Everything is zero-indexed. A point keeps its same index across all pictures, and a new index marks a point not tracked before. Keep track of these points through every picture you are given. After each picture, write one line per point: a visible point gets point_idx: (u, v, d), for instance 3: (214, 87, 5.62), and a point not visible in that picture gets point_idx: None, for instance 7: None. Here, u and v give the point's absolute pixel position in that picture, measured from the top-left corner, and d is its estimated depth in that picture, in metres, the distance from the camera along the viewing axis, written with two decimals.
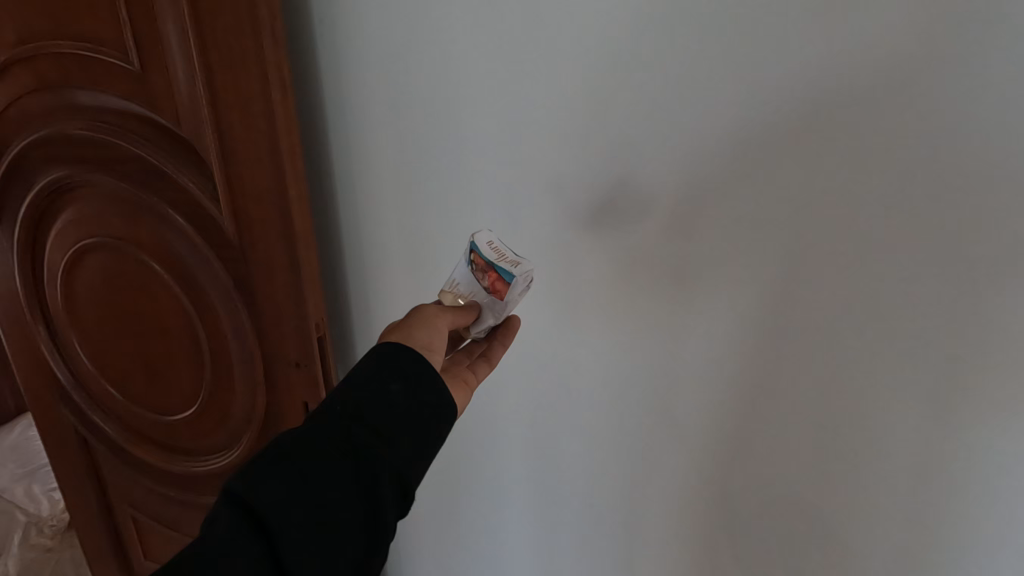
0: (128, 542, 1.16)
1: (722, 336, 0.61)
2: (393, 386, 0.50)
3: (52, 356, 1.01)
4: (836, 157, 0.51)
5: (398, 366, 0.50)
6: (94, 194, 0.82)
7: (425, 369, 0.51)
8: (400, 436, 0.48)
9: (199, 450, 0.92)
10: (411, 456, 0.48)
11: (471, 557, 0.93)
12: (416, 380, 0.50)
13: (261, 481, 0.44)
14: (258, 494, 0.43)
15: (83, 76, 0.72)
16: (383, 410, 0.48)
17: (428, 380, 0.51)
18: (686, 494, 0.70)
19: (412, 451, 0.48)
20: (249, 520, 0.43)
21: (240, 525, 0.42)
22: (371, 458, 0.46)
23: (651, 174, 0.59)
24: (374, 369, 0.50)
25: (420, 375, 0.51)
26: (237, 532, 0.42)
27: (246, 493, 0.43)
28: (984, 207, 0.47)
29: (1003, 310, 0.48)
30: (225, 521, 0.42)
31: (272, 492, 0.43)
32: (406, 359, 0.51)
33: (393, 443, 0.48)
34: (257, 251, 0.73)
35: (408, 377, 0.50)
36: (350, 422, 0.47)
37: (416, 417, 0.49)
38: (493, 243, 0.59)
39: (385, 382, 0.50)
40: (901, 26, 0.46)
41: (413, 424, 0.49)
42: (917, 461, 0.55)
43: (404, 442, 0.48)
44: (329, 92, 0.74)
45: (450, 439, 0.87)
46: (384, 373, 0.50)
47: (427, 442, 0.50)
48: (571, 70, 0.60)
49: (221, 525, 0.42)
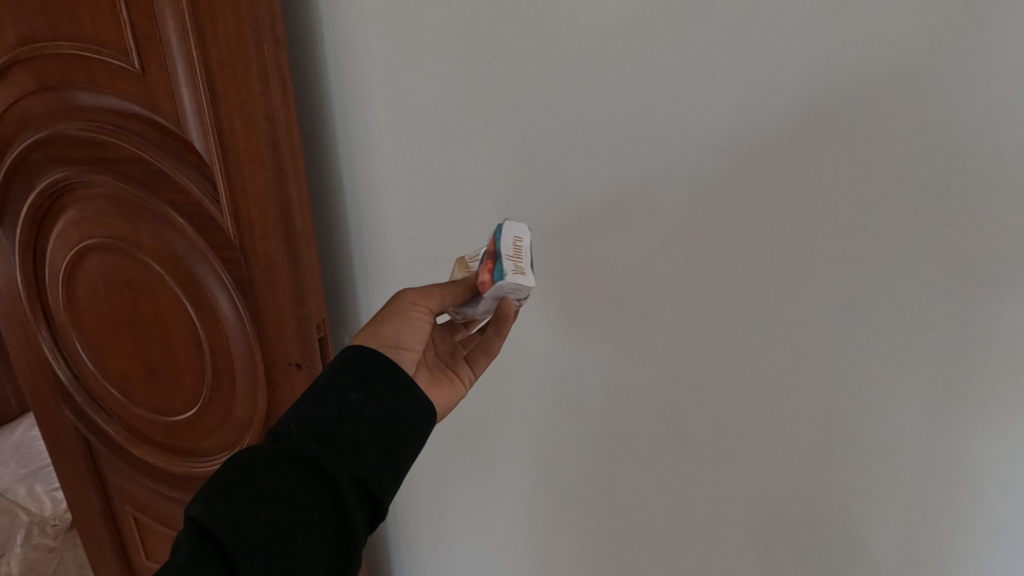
0: (130, 543, 1.16)
1: (727, 338, 0.60)
2: (355, 396, 0.49)
3: (54, 357, 1.01)
4: (844, 159, 0.50)
5: (358, 374, 0.50)
6: (96, 194, 0.81)
7: (390, 373, 0.51)
8: (363, 447, 0.47)
9: (201, 450, 0.92)
10: (378, 466, 0.48)
11: (471, 561, 0.93)
12: (379, 386, 0.50)
13: (221, 505, 0.43)
14: (218, 520, 0.42)
15: (84, 76, 0.72)
16: (345, 422, 0.48)
17: (394, 386, 0.50)
18: (690, 496, 0.69)
19: (378, 460, 0.48)
20: (211, 547, 0.42)
21: (200, 553, 0.41)
22: (337, 472, 0.45)
23: (659, 173, 0.58)
24: (335, 379, 0.50)
25: (382, 380, 0.50)
26: (198, 563, 0.41)
27: (207, 519, 0.42)
28: (988, 209, 0.46)
29: (1009, 316, 0.48)
30: (186, 550, 0.42)
31: (232, 516, 0.43)
32: (369, 365, 0.51)
33: (357, 453, 0.47)
34: (256, 253, 0.72)
35: (372, 384, 0.50)
36: (310, 436, 0.47)
37: (382, 425, 0.49)
38: (520, 240, 0.53)
39: (345, 392, 0.49)
40: (909, 30, 0.46)
41: (379, 432, 0.48)
42: (925, 465, 0.55)
43: (374, 449, 0.48)
44: (330, 92, 0.73)
45: (442, 443, 0.86)
46: (344, 383, 0.49)
47: (395, 449, 0.49)
48: (576, 70, 0.59)
49: (181, 554, 0.41)
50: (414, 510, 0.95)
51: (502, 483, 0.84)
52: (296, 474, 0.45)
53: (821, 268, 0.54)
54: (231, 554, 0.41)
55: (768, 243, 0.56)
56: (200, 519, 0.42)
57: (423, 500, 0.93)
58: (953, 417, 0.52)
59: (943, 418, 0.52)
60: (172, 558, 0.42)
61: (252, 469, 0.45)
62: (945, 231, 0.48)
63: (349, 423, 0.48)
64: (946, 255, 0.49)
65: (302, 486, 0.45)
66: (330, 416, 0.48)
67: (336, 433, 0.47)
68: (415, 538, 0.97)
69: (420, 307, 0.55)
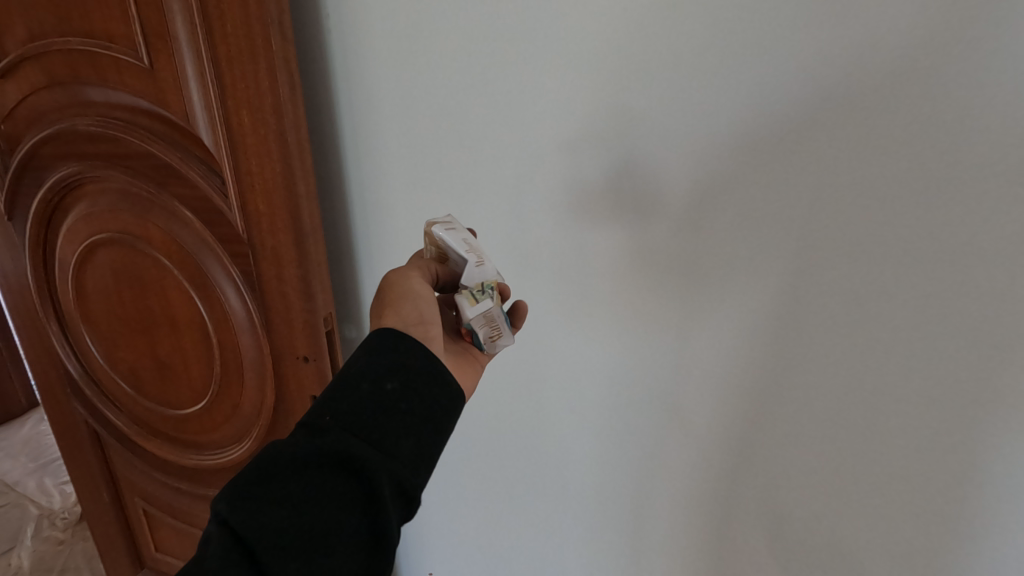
0: (140, 534, 1.17)
1: (737, 328, 0.61)
2: (389, 385, 0.49)
3: (64, 351, 1.02)
4: (850, 149, 0.51)
5: (391, 363, 0.50)
6: (105, 189, 0.82)
7: (421, 363, 0.51)
8: (400, 441, 0.48)
9: (210, 444, 0.93)
10: (413, 463, 0.48)
11: (483, 558, 0.94)
12: (413, 374, 0.50)
13: (249, 503, 0.43)
14: (250, 519, 0.42)
15: (94, 73, 0.73)
16: (382, 413, 0.48)
17: (427, 374, 0.51)
18: (697, 481, 0.71)
19: (412, 455, 0.48)
20: (239, 547, 0.42)
21: (228, 551, 0.41)
22: (372, 467, 0.45)
23: (667, 166, 0.59)
24: (368, 369, 0.50)
25: (417, 369, 0.51)
26: (230, 559, 0.41)
27: (236, 516, 0.42)
28: (992, 198, 0.47)
29: (1010, 301, 0.49)
30: (216, 545, 0.42)
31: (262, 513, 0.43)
32: (404, 353, 0.51)
33: (393, 450, 0.47)
34: (266, 246, 0.72)
35: (405, 373, 0.50)
36: (346, 431, 0.47)
37: (418, 417, 0.49)
38: (490, 315, 0.56)
39: (381, 381, 0.49)
40: (914, 23, 0.46)
41: (416, 424, 0.49)
42: (928, 449, 0.56)
43: (406, 439, 0.48)
44: (338, 87, 0.73)
45: (460, 440, 0.87)
46: (379, 372, 0.49)
47: (429, 442, 0.50)
48: (584, 64, 0.59)
49: (211, 551, 0.41)
50: (425, 507, 0.95)
51: (511, 477, 0.85)
52: (332, 472, 0.45)
53: (828, 259, 0.55)
54: (261, 553, 0.42)
55: (776, 234, 0.56)
56: (229, 519, 0.42)
57: (432, 495, 0.94)
58: (957, 404, 0.53)
59: (950, 407, 0.54)
60: (203, 552, 0.42)
61: (272, 466, 0.45)
62: (950, 223, 0.49)
63: (385, 414, 0.48)
64: (951, 248, 0.50)
65: (339, 484, 0.45)
66: (367, 409, 0.48)
67: (364, 423, 0.47)
68: (423, 532, 0.98)
69: (419, 283, 0.56)
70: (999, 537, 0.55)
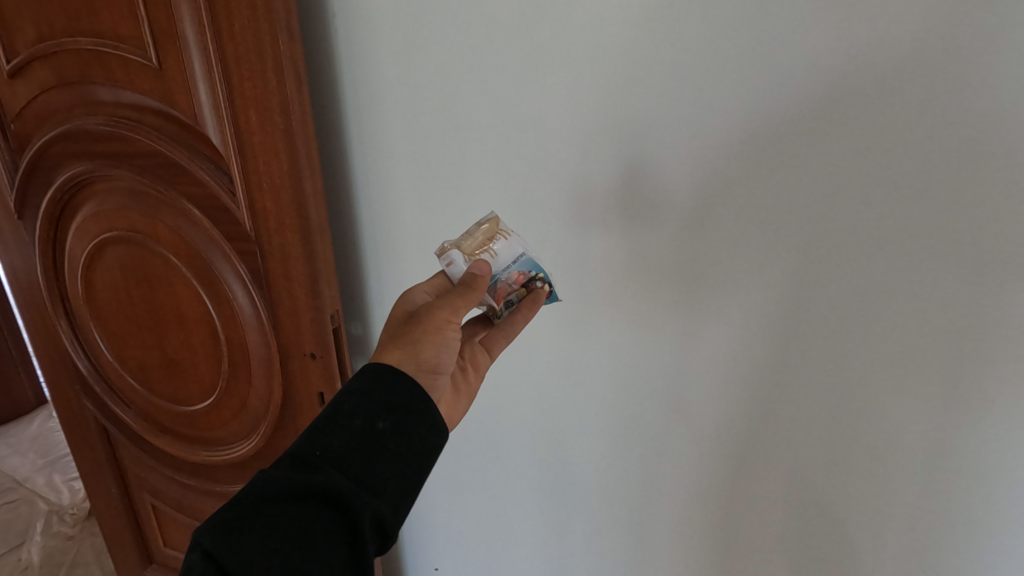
0: (150, 530, 1.18)
1: (742, 325, 0.61)
2: (381, 424, 0.50)
3: (74, 349, 1.03)
4: (854, 149, 0.51)
5: (386, 401, 0.51)
6: (115, 188, 0.83)
7: (415, 401, 0.52)
8: (386, 481, 0.49)
9: (217, 440, 0.94)
10: (398, 501, 0.49)
11: (487, 554, 0.94)
12: (403, 414, 0.51)
13: (233, 536, 0.44)
14: (234, 554, 0.43)
15: (105, 73, 0.73)
16: (372, 452, 0.49)
17: (420, 413, 0.52)
18: (701, 479, 0.71)
19: (398, 494, 0.49)
20: None
21: None
22: (358, 507, 0.46)
23: (671, 165, 0.59)
24: (363, 404, 0.51)
25: (408, 408, 0.51)
26: None
27: (220, 549, 0.43)
28: (994, 195, 0.48)
29: (1013, 295, 0.49)
30: None
31: (245, 545, 0.44)
32: (398, 389, 0.52)
33: (379, 489, 0.48)
34: (273, 245, 0.73)
35: (397, 413, 0.51)
36: (337, 469, 0.47)
37: (406, 456, 0.50)
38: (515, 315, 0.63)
39: (373, 419, 0.50)
40: (916, 20, 0.46)
41: (405, 462, 0.50)
42: (931, 443, 0.56)
43: (393, 480, 0.49)
44: (345, 87, 0.74)
45: (464, 442, 0.88)
46: (373, 410, 0.50)
47: (416, 480, 0.51)
48: (590, 61, 0.59)
49: None
50: (427, 505, 0.96)
51: (516, 475, 0.85)
52: (317, 508, 0.46)
53: (832, 258, 0.55)
54: None
55: (781, 232, 0.57)
56: (213, 552, 0.43)
57: (434, 494, 0.94)
58: (961, 399, 0.54)
59: (953, 401, 0.54)
60: None
61: (262, 497, 0.46)
62: (952, 221, 0.50)
63: (373, 453, 0.49)
64: (954, 245, 0.50)
65: (322, 520, 0.46)
66: (357, 446, 0.49)
67: (354, 460, 0.48)
68: (427, 530, 0.99)
69: (464, 311, 0.56)
70: (1002, 528, 0.56)
